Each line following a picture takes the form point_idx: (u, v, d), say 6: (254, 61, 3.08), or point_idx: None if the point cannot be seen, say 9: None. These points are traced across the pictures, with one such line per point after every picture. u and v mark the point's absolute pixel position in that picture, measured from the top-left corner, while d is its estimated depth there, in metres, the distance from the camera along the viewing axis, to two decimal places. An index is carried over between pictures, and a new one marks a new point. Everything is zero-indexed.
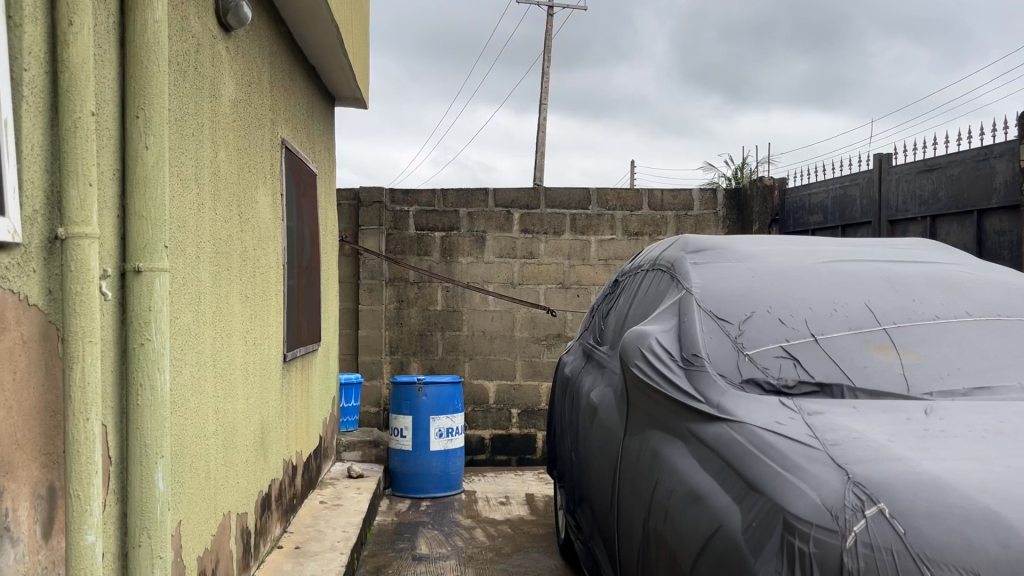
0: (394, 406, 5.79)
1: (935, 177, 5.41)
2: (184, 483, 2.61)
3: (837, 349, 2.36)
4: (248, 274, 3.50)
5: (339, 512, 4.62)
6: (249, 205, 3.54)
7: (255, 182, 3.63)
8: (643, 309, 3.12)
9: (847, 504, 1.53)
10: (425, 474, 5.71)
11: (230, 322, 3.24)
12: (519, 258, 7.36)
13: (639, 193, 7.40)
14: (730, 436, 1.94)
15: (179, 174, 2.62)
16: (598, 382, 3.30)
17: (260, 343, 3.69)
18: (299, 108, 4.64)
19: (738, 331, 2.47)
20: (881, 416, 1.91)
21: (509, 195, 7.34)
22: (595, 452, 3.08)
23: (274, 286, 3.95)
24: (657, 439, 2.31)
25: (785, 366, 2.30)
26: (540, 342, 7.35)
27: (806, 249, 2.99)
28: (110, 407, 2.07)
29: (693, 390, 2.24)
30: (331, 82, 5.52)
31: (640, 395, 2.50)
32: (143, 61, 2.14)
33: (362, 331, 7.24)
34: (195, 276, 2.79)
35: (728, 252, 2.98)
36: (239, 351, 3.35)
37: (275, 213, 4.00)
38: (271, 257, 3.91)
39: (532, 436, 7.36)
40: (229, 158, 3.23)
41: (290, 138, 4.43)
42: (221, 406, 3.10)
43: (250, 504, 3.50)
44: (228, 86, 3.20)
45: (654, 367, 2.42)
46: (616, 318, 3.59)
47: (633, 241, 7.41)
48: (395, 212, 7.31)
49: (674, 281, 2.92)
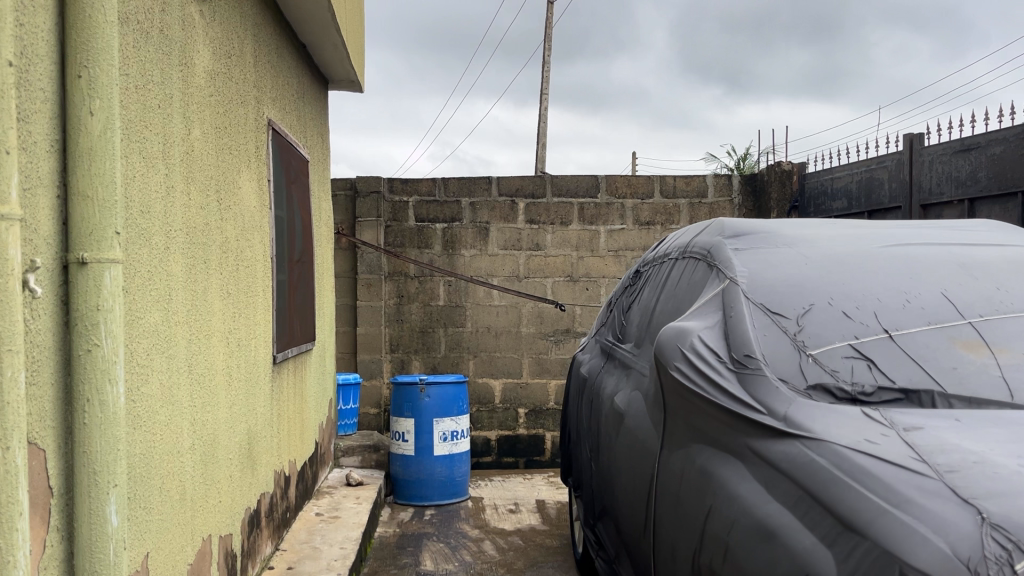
0: (395, 408, 5.44)
1: (973, 157, 5.06)
2: (151, 507, 2.26)
3: (917, 347, 1.99)
4: (230, 268, 3.14)
5: (336, 526, 4.26)
6: (231, 190, 3.17)
7: (237, 165, 3.27)
8: (674, 303, 2.76)
9: (988, 556, 1.18)
10: (429, 480, 5.35)
11: (209, 321, 2.88)
12: (525, 250, 6.99)
13: (650, 179, 7.03)
14: (808, 458, 1.58)
15: (142, 151, 2.26)
16: (623, 385, 2.94)
17: (245, 344, 3.33)
18: (287, 87, 4.26)
19: (797, 327, 2.11)
20: (996, 432, 1.54)
21: (514, 183, 6.96)
22: (622, 464, 2.72)
23: (261, 280, 3.59)
24: (706, 456, 1.95)
25: (858, 369, 1.94)
26: (547, 338, 7.00)
27: (862, 231, 2.62)
28: (50, 427, 1.70)
29: (751, 400, 1.88)
30: (323, 63, 5.15)
31: (681, 402, 2.15)
32: (87, 8, 1.78)
33: (361, 328, 6.89)
34: (163, 268, 2.42)
35: (773, 236, 2.61)
36: (221, 352, 3.00)
37: (262, 202, 3.64)
38: (257, 249, 3.55)
39: (541, 437, 7.02)
40: (205, 136, 2.86)
41: (278, 119, 4.05)
42: (200, 417, 2.75)
43: (236, 523, 3.14)
44: (203, 58, 2.84)
45: (699, 372, 2.06)
46: (640, 312, 3.23)
47: (644, 231, 7.03)
48: (394, 202, 6.94)
49: (712, 269, 2.56)
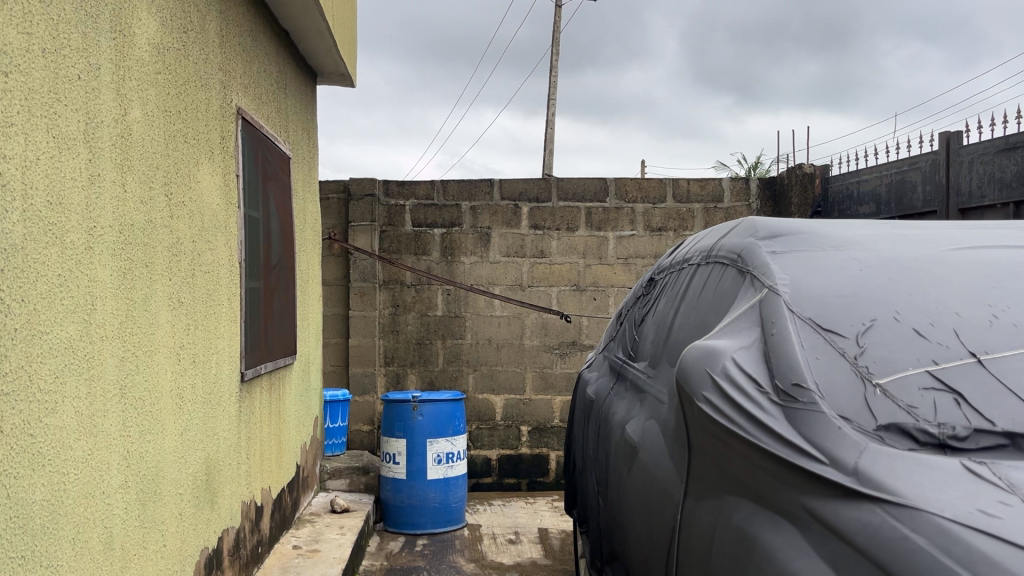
0: (386, 428, 5.03)
1: (1018, 156, 4.65)
2: (53, 566, 1.84)
3: (1015, 377, 1.57)
4: (183, 274, 2.73)
5: (315, 561, 3.84)
6: (185, 184, 2.76)
7: (194, 156, 2.86)
8: (697, 317, 2.33)
9: None
10: (422, 506, 4.92)
11: (154, 334, 2.47)
12: (528, 257, 6.57)
13: (662, 183, 6.61)
14: (893, 531, 1.17)
15: (52, 128, 1.87)
16: (636, 412, 2.52)
17: (203, 360, 2.92)
18: (264, 75, 3.86)
19: (858, 348, 1.68)
20: None
21: (517, 185, 6.56)
22: (634, 507, 2.29)
23: (225, 288, 3.18)
24: (745, 514, 1.53)
25: (943, 406, 1.51)
26: (552, 351, 6.57)
27: (924, 232, 2.18)
28: None
29: (806, 444, 1.45)
30: (308, 54, 4.76)
31: (709, 442, 1.72)
32: None
33: (353, 340, 6.47)
34: (83, 272, 2.01)
35: (817, 238, 2.19)
36: (169, 370, 2.58)
37: (228, 200, 3.23)
38: (221, 253, 3.14)
39: (544, 457, 6.58)
40: (150, 119, 2.45)
41: (252, 109, 3.65)
42: (138, 448, 2.33)
43: (188, 568, 2.72)
44: (147, 27, 2.43)
45: (736, 407, 1.64)
46: (656, 325, 2.81)
47: (656, 238, 6.60)
48: (389, 206, 6.55)
49: (744, 275, 2.14)
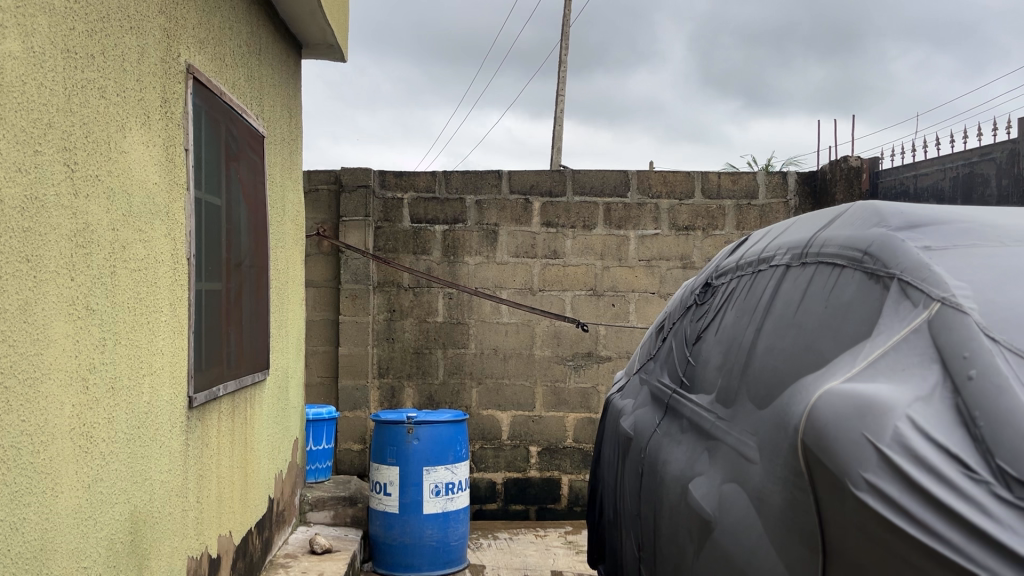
0: (376, 453, 4.35)
1: None
2: None
3: None
4: (95, 271, 2.04)
5: None
6: (102, 152, 2.08)
7: (117, 118, 2.18)
8: (798, 340, 1.64)
9: None
10: (416, 546, 4.24)
11: (40, 354, 1.78)
12: (540, 258, 5.89)
13: (690, 176, 5.92)
14: None
15: None
16: (704, 468, 1.84)
17: (127, 385, 2.23)
18: (229, 32, 3.18)
19: None
20: None
21: (528, 178, 5.88)
22: None
23: (167, 291, 2.51)
24: None
25: None
26: (565, 363, 5.89)
27: None
28: None
29: None
30: (290, 18, 4.08)
31: (909, 560, 1.08)
32: None
33: (343, 348, 5.81)
34: None
35: (982, 231, 1.51)
36: (67, 403, 1.89)
37: (172, 179, 2.56)
38: (161, 246, 2.47)
39: (555, 481, 5.89)
40: (36, 58, 1.76)
41: (211, 74, 2.97)
42: (5, 520, 1.64)
43: None
44: None
45: (948, 517, 1.07)
46: (723, 346, 2.12)
47: (682, 237, 5.92)
48: (385, 200, 5.87)
49: (883, 282, 1.45)
